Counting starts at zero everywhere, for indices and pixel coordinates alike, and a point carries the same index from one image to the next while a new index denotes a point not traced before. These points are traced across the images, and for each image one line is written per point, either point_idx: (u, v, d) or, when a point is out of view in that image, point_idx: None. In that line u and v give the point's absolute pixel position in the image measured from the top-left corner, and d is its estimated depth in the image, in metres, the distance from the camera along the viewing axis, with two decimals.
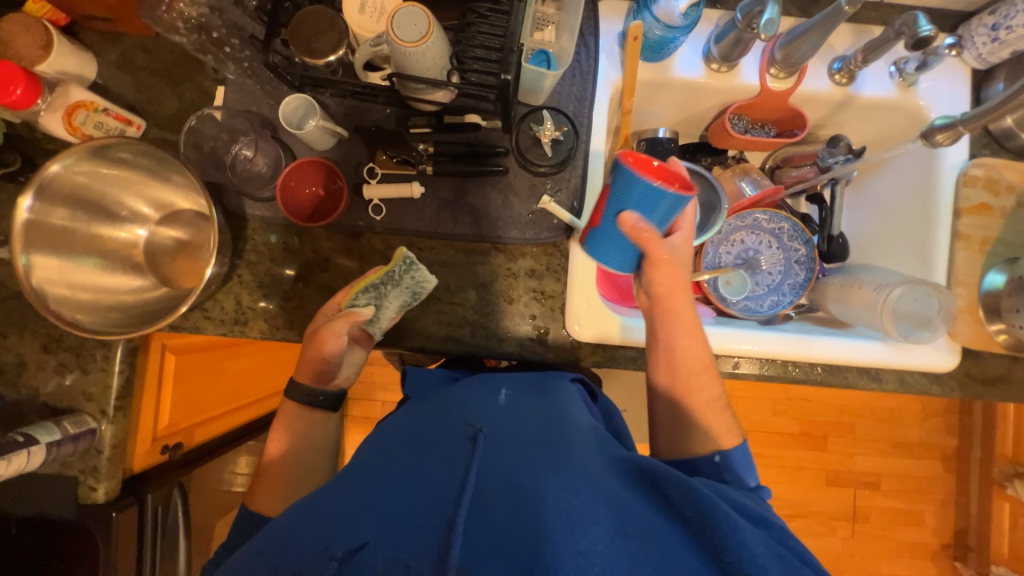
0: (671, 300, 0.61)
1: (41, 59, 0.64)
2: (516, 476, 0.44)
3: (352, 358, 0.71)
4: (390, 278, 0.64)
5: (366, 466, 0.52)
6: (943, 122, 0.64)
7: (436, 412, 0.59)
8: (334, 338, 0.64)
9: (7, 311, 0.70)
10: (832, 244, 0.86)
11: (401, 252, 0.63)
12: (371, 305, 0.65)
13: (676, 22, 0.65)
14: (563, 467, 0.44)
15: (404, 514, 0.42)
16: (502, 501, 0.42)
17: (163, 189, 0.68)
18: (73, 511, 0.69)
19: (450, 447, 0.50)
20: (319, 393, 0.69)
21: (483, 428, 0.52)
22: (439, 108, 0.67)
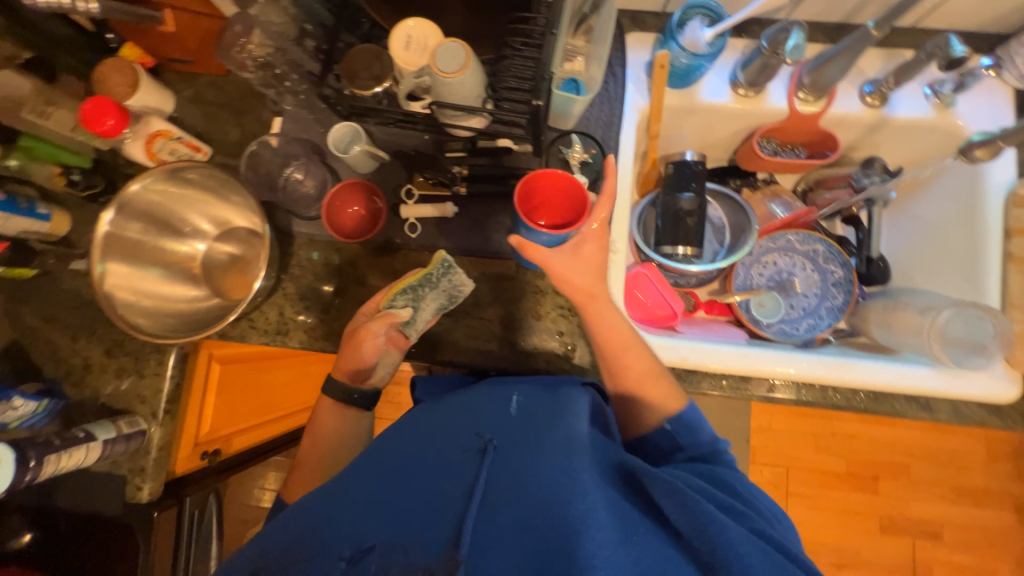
0: (589, 296, 0.63)
1: (128, 95, 0.73)
2: (522, 487, 0.45)
3: (387, 360, 0.72)
4: (427, 280, 0.66)
5: (377, 467, 0.54)
6: (980, 138, 0.63)
7: (444, 412, 0.60)
8: (373, 340, 0.67)
9: (80, 317, 0.77)
10: (870, 266, 0.83)
11: (440, 255, 0.64)
12: (408, 308, 0.66)
13: (702, 50, 0.68)
14: (568, 478, 0.45)
15: (413, 519, 0.44)
16: (507, 513, 0.43)
17: (223, 208, 0.75)
18: (119, 509, 0.73)
19: (459, 456, 0.51)
20: (353, 391, 0.72)
21: (492, 437, 0.52)
22: (473, 133, 0.70)
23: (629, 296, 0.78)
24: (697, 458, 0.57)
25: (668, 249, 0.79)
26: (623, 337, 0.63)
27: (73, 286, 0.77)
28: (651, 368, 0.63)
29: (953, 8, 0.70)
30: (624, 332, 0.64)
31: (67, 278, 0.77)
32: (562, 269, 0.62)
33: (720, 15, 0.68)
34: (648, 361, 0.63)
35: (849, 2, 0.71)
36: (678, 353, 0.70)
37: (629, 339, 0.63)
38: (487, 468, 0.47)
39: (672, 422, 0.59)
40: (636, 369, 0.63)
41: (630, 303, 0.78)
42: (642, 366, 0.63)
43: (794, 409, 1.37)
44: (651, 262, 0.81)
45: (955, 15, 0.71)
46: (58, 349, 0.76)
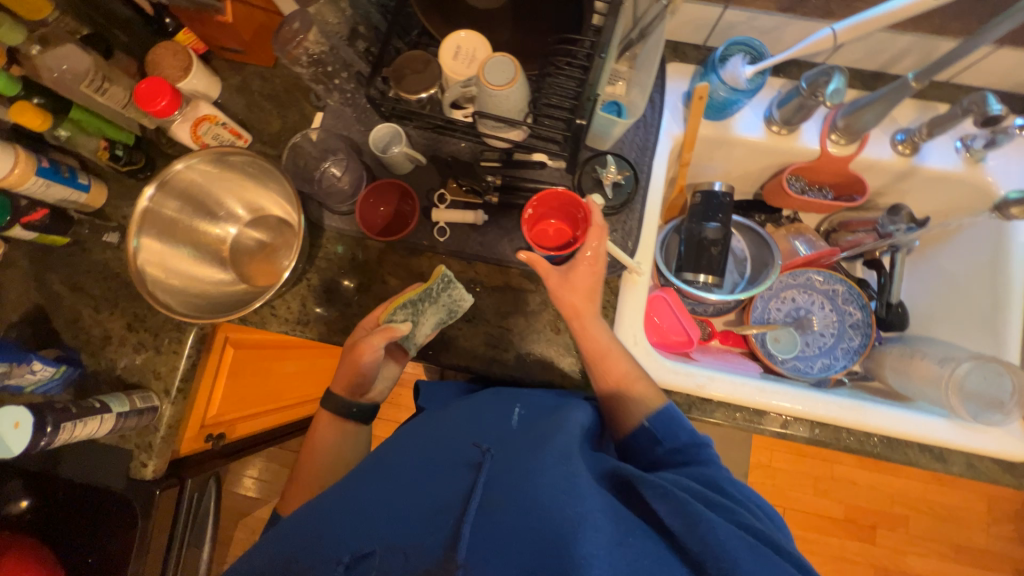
0: (579, 307, 0.65)
1: (180, 78, 0.75)
2: (517, 486, 0.44)
3: (387, 372, 0.77)
4: (427, 295, 0.68)
5: (379, 475, 0.54)
6: (1018, 196, 0.64)
7: (451, 422, 0.61)
8: (370, 353, 0.66)
9: (105, 288, 0.78)
10: (890, 311, 0.83)
11: (440, 270, 0.68)
12: (408, 321, 0.67)
13: (741, 85, 0.69)
14: (566, 479, 0.44)
15: (413, 521, 0.45)
16: (502, 511, 0.42)
17: (258, 195, 0.76)
18: (121, 484, 0.73)
19: (457, 463, 0.51)
20: (353, 405, 0.73)
21: (490, 446, 0.52)
22: (510, 146, 0.73)
23: (646, 320, 0.79)
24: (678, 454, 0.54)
25: (689, 275, 0.80)
26: (601, 346, 0.65)
27: (101, 258, 0.78)
28: (630, 373, 0.64)
29: (990, 68, 0.71)
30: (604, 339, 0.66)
31: (98, 250, 0.79)
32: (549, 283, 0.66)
33: (762, 54, 0.70)
34: (627, 364, 0.65)
35: (887, 52, 0.73)
36: (690, 384, 0.70)
37: (609, 348, 0.65)
38: (485, 472, 0.47)
39: (652, 420, 0.57)
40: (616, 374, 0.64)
41: (647, 326, 0.78)
42: (623, 371, 0.64)
43: (797, 449, 1.36)
44: (670, 286, 0.83)
45: (992, 75, 0.72)
46: (80, 318, 0.77)
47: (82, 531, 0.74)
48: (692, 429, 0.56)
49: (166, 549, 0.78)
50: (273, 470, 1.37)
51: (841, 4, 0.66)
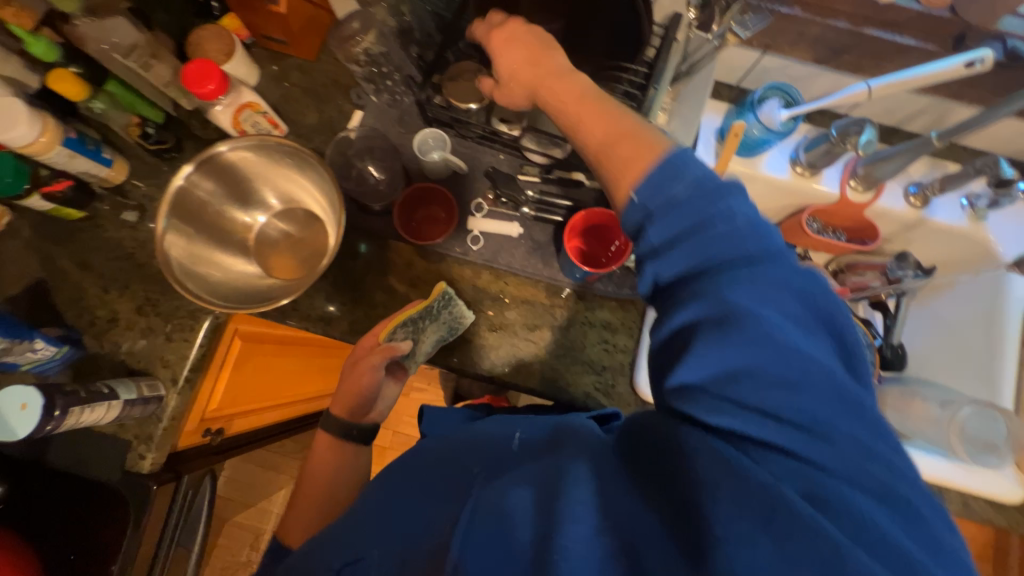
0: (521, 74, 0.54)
1: (223, 63, 0.74)
2: (503, 500, 0.38)
3: (387, 393, 0.73)
4: (428, 312, 0.69)
5: (381, 486, 0.52)
6: None
7: (464, 429, 0.57)
8: (370, 373, 0.67)
9: (115, 268, 0.74)
10: (894, 352, 0.88)
11: (441, 287, 0.70)
12: (408, 339, 0.68)
13: (775, 127, 0.73)
14: (551, 485, 0.37)
15: (402, 524, 0.45)
16: (485, 524, 0.37)
17: (293, 186, 0.75)
18: (115, 477, 0.69)
19: (451, 478, 0.46)
20: (353, 426, 0.70)
21: (481, 466, 0.45)
22: (551, 162, 0.75)
23: None
24: (682, 254, 0.40)
25: None
26: (569, 106, 0.51)
27: (115, 236, 0.75)
28: (614, 133, 0.47)
29: (994, 133, 0.77)
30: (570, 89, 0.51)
31: (112, 227, 0.75)
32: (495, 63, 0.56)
33: (795, 100, 0.74)
34: (605, 118, 0.48)
35: (905, 110, 0.78)
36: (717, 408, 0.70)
37: (580, 105, 0.50)
38: (477, 490, 0.41)
39: (644, 192, 0.42)
40: (593, 140, 0.48)
41: None
42: (601, 134, 0.48)
43: None
44: None
45: (997, 140, 0.79)
46: (85, 296, 0.73)
47: (78, 516, 0.72)
48: (696, 180, 0.41)
49: (153, 547, 0.74)
50: (252, 470, 1.31)
51: (872, 62, 0.70)
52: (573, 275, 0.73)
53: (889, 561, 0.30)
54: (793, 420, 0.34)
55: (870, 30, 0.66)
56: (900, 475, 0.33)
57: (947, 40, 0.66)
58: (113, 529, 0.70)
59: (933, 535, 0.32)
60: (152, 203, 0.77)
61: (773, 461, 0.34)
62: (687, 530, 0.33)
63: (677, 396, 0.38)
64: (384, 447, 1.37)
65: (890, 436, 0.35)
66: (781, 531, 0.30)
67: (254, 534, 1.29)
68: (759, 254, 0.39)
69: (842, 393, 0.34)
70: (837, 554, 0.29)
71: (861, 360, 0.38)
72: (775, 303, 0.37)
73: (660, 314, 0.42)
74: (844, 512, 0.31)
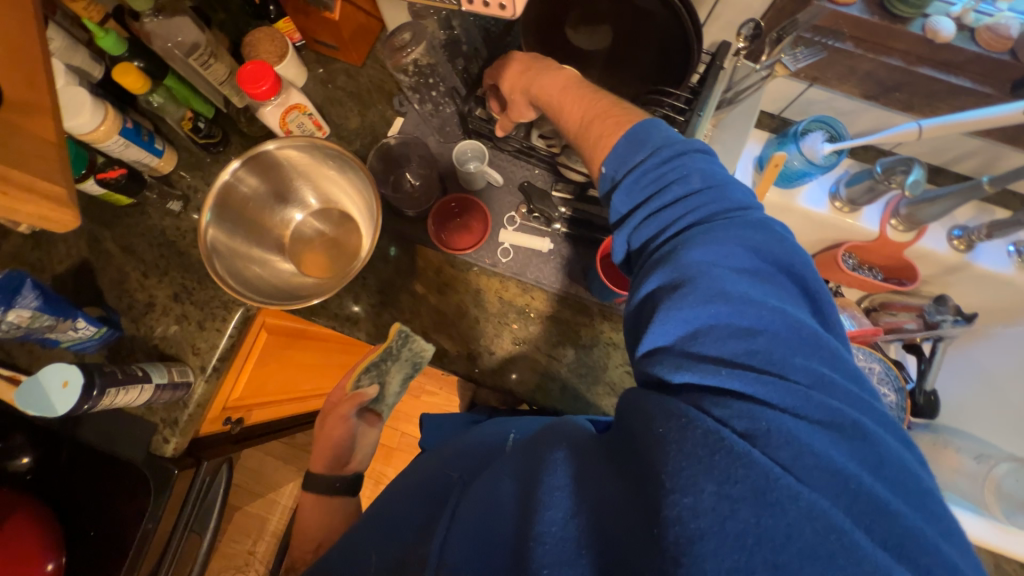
0: (519, 86, 0.63)
1: (275, 64, 0.76)
2: (488, 497, 0.42)
3: (365, 438, 0.78)
4: (388, 354, 0.71)
5: (393, 493, 0.57)
6: None
7: (469, 436, 0.59)
8: (342, 424, 0.74)
9: (157, 255, 0.77)
10: (927, 400, 0.85)
11: (395, 329, 0.70)
12: (374, 383, 0.74)
13: (818, 160, 0.72)
14: (533, 477, 0.41)
15: (404, 522, 0.50)
16: (477, 521, 0.41)
17: (332, 187, 0.76)
18: (140, 458, 0.70)
19: (437, 485, 0.51)
20: (336, 479, 0.75)
21: (462, 471, 0.51)
22: (586, 180, 0.75)
23: None
24: (647, 221, 0.47)
25: None
26: (554, 94, 0.59)
27: (159, 225, 0.78)
28: (591, 112, 0.56)
29: None
30: (556, 83, 0.59)
31: (157, 215, 0.78)
32: (506, 73, 0.64)
33: (839, 135, 0.73)
34: (587, 104, 0.57)
35: (953, 151, 0.76)
36: None
37: (562, 93, 0.59)
38: (456, 499, 0.46)
39: (612, 167, 0.50)
40: (575, 119, 0.57)
41: None
42: (582, 113, 0.56)
43: None
44: None
45: None
46: (126, 280, 0.75)
47: (102, 491, 0.74)
48: (654, 151, 0.48)
49: (170, 528, 0.76)
50: (262, 459, 1.33)
51: (923, 101, 0.69)
52: (602, 296, 0.72)
53: (829, 490, 0.31)
54: (743, 363, 0.37)
55: (923, 68, 0.64)
56: (842, 399, 0.36)
57: (1004, 84, 0.64)
58: (135, 507, 0.72)
59: (872, 451, 0.34)
60: (196, 194, 0.80)
61: (729, 405, 0.35)
62: (648, 502, 0.34)
63: (647, 361, 0.41)
64: (392, 448, 1.38)
65: (837, 364, 0.38)
66: (724, 474, 0.32)
67: (260, 523, 1.31)
68: (712, 216, 0.44)
69: (787, 335, 0.37)
70: (767, 479, 0.31)
71: (815, 294, 0.41)
72: (726, 259, 0.41)
73: (634, 284, 0.46)
74: (785, 443, 0.33)
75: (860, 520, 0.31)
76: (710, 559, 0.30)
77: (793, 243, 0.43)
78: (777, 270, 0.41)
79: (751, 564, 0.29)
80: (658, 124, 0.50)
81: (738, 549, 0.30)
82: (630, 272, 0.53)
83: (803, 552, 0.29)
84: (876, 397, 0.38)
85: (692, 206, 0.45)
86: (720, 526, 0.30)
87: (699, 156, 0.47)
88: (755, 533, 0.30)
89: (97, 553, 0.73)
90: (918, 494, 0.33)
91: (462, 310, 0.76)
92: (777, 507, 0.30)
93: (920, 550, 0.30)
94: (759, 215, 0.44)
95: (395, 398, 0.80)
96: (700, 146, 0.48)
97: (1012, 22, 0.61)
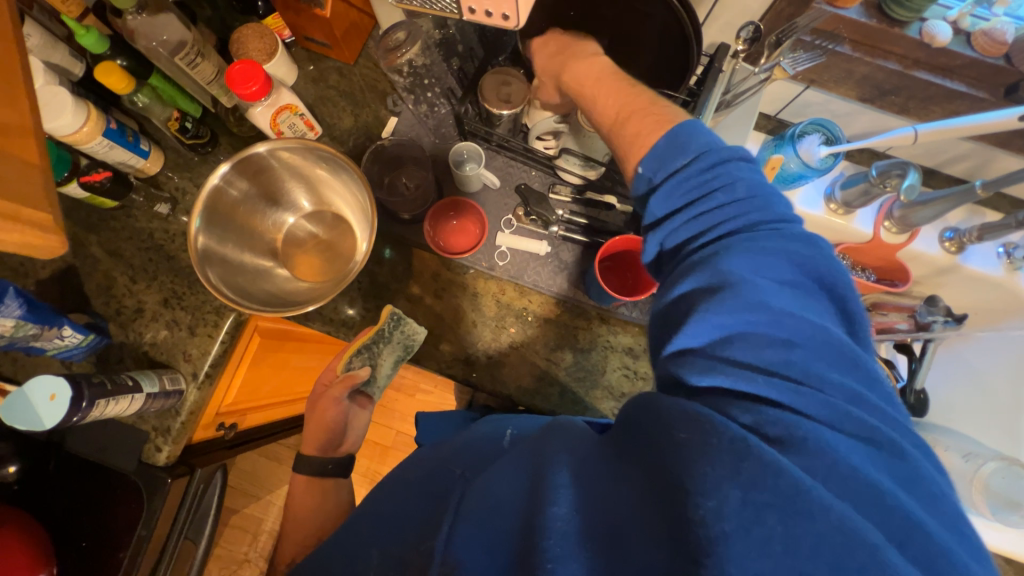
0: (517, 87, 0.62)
1: (263, 63, 0.74)
2: (493, 494, 0.42)
3: (357, 420, 0.75)
4: (380, 336, 0.69)
5: (380, 492, 0.56)
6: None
7: (474, 433, 0.59)
8: (335, 406, 0.71)
9: (144, 261, 0.75)
10: (917, 399, 0.86)
11: (388, 309, 0.69)
12: (366, 366, 0.71)
13: (814, 163, 0.71)
14: (538, 477, 0.41)
15: (401, 520, 0.49)
16: (476, 515, 0.41)
17: (328, 190, 0.75)
18: (131, 466, 0.70)
19: (437, 480, 0.50)
20: (329, 460, 0.72)
21: (463, 467, 0.51)
22: (583, 182, 0.76)
23: None
24: (688, 224, 0.46)
25: None
26: None
27: (146, 228, 0.76)
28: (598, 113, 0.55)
29: None
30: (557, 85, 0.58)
31: (144, 219, 0.76)
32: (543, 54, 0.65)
33: (838, 137, 0.72)
34: None
35: (945, 154, 0.77)
36: None
37: None
38: (459, 496, 0.45)
39: (651, 167, 0.49)
40: None
41: None
42: None
43: None
44: None
45: None
46: (112, 286, 0.73)
47: (92, 500, 0.72)
48: (701, 155, 0.47)
49: (165, 535, 0.75)
50: (256, 460, 1.32)
51: (917, 105, 0.69)
52: (602, 298, 0.72)
53: (858, 503, 0.31)
54: (780, 373, 0.37)
55: (919, 72, 0.65)
56: (878, 416, 0.36)
57: (998, 89, 0.65)
58: (127, 515, 0.71)
59: (904, 467, 0.34)
60: (185, 196, 0.77)
61: (763, 412, 0.36)
62: (669, 506, 0.34)
63: (674, 361, 0.42)
64: (387, 447, 1.38)
65: (873, 382, 0.38)
66: (751, 481, 0.32)
67: (255, 524, 1.30)
68: (755, 226, 0.43)
69: (827, 350, 0.37)
70: (796, 489, 0.31)
71: (854, 314, 0.41)
72: (769, 271, 0.40)
73: (666, 285, 0.46)
74: (819, 452, 0.33)
75: (891, 535, 0.31)
76: (734, 562, 0.30)
77: (837, 260, 0.43)
78: (819, 284, 0.41)
79: (773, 569, 0.29)
80: (703, 128, 0.49)
81: (762, 554, 0.30)
82: (657, 273, 0.52)
83: (830, 561, 0.29)
84: (910, 419, 0.38)
85: (732, 213, 0.44)
86: (745, 531, 0.31)
87: (744, 166, 0.46)
88: (783, 541, 0.30)
89: (88, 565, 0.72)
90: (954, 518, 0.33)
91: (459, 314, 0.75)
92: (805, 516, 0.30)
93: (949, 568, 0.30)
94: (802, 230, 0.43)
95: (387, 380, 0.75)
96: (745, 154, 0.48)
97: (1007, 28, 0.62)
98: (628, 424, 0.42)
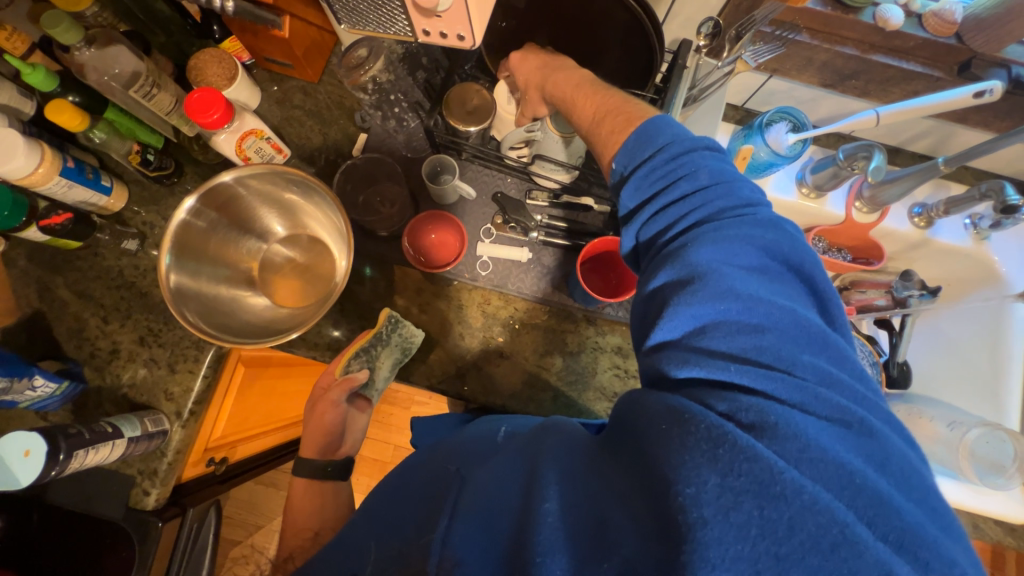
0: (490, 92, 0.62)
1: (224, 88, 0.72)
2: (488, 493, 0.42)
3: (355, 424, 0.75)
4: (378, 339, 0.68)
5: (371, 500, 0.55)
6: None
7: (461, 436, 0.58)
8: (334, 409, 0.70)
9: (117, 299, 0.72)
10: (900, 371, 0.87)
11: (387, 312, 0.69)
12: (365, 368, 0.69)
13: (783, 150, 0.72)
14: (531, 476, 0.41)
15: (390, 530, 0.48)
16: (470, 516, 0.40)
17: (302, 213, 0.74)
18: (119, 514, 0.67)
19: (435, 484, 0.49)
20: (327, 463, 0.71)
21: (458, 463, 0.50)
22: (559, 186, 0.76)
23: None
24: (659, 214, 0.47)
25: None
26: None
27: (115, 266, 0.73)
28: None
29: (997, 155, 0.79)
30: None
31: (112, 256, 0.74)
32: (528, 61, 0.64)
33: (803, 123, 0.73)
34: None
35: (906, 133, 0.79)
36: None
37: None
38: (454, 497, 0.44)
39: (621, 159, 0.50)
40: None
41: None
42: None
43: None
44: None
45: (998, 160, 0.80)
46: (84, 328, 0.71)
47: (81, 551, 0.70)
48: (667, 146, 0.47)
49: None
50: (251, 489, 1.29)
51: (877, 87, 0.70)
52: (587, 300, 0.72)
53: (831, 485, 0.32)
54: (753, 359, 0.37)
55: (876, 55, 0.66)
56: (850, 397, 0.36)
57: (952, 67, 0.67)
58: (119, 564, 0.68)
59: (877, 446, 0.34)
60: (154, 230, 0.75)
61: (737, 400, 0.36)
62: (653, 498, 0.34)
63: (655, 355, 0.42)
64: (386, 463, 1.36)
65: (844, 363, 0.38)
66: (728, 467, 0.32)
67: (256, 554, 1.27)
68: (721, 214, 0.43)
69: (797, 334, 0.38)
70: (771, 473, 0.31)
71: (823, 295, 0.41)
72: (736, 258, 0.41)
73: (642, 277, 0.46)
74: (792, 436, 0.33)
75: (863, 515, 0.31)
76: (715, 548, 0.30)
77: (803, 243, 0.43)
78: (786, 270, 0.41)
79: (755, 555, 0.29)
80: (669, 120, 0.49)
81: (743, 538, 0.30)
82: (636, 265, 0.52)
83: (806, 542, 0.29)
84: (882, 398, 0.39)
85: (699, 203, 0.45)
86: (723, 516, 0.31)
87: (708, 153, 0.47)
88: (760, 524, 0.30)
89: None
90: (923, 492, 0.33)
91: (446, 326, 0.75)
92: (781, 500, 0.30)
93: (920, 545, 0.30)
94: (767, 214, 0.44)
95: (386, 383, 0.73)
96: (710, 142, 0.48)
97: (956, 7, 0.63)
98: (618, 421, 0.42)
